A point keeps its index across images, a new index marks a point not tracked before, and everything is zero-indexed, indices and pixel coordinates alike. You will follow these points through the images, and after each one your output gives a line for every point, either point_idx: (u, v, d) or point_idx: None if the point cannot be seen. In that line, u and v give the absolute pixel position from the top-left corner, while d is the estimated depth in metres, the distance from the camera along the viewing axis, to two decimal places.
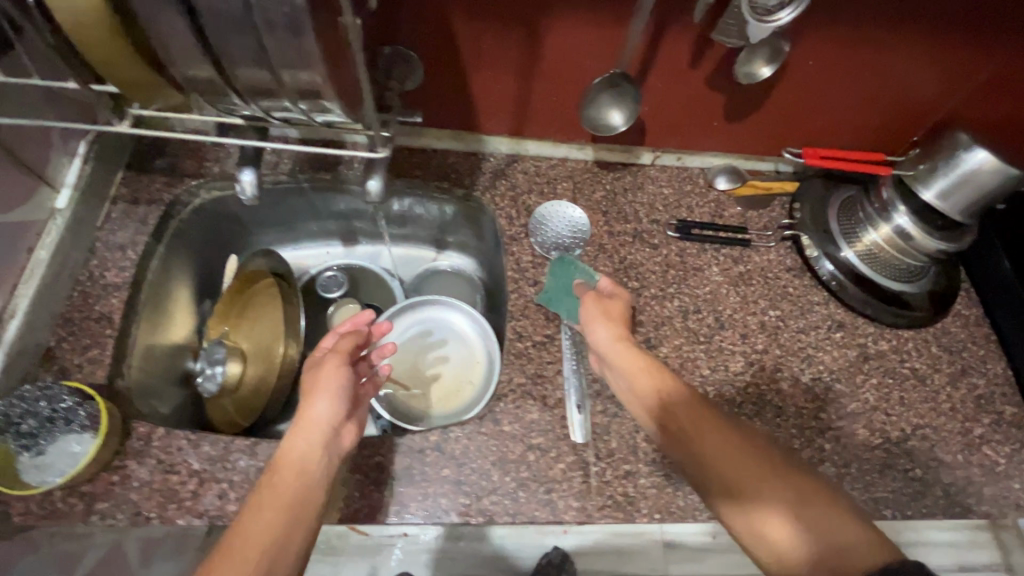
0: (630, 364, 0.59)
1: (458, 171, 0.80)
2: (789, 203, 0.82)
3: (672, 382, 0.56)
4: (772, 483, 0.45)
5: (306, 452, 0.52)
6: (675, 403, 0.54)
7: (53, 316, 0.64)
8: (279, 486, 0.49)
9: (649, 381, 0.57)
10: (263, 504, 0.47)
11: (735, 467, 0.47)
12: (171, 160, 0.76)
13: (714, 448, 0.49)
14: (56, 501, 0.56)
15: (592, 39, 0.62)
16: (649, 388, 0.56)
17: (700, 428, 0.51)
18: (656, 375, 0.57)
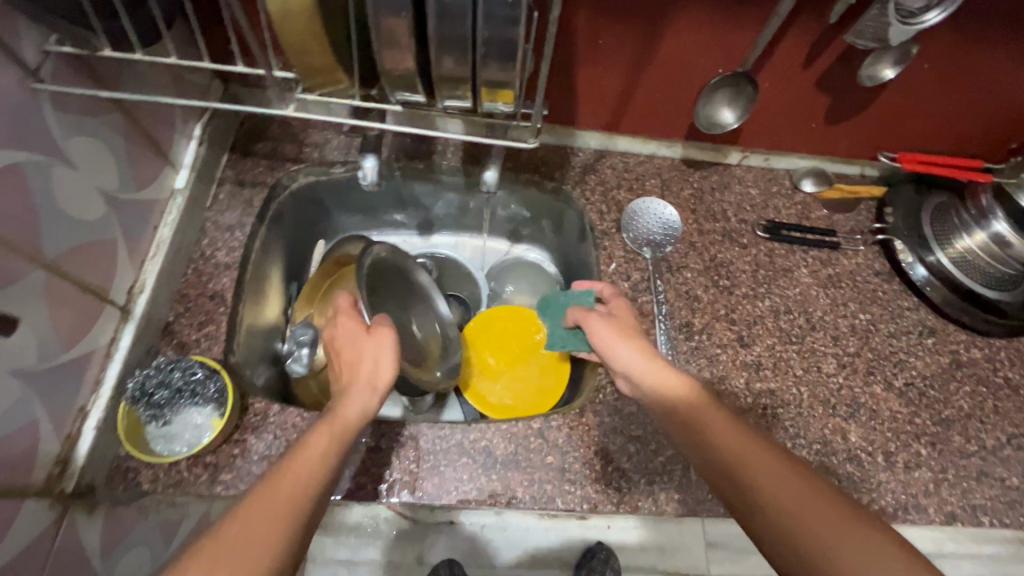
0: (662, 374, 0.53)
1: (549, 164, 0.81)
2: (877, 207, 0.82)
3: (706, 400, 0.50)
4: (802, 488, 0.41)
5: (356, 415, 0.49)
6: (699, 407, 0.50)
7: (172, 292, 0.66)
8: (310, 472, 0.42)
9: (678, 380, 0.53)
10: (275, 498, 0.39)
11: (776, 487, 0.41)
12: (272, 144, 0.77)
13: (738, 449, 0.45)
14: (181, 470, 0.58)
15: (711, 36, 0.63)
16: (673, 392, 0.52)
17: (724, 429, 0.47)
18: (679, 377, 0.53)
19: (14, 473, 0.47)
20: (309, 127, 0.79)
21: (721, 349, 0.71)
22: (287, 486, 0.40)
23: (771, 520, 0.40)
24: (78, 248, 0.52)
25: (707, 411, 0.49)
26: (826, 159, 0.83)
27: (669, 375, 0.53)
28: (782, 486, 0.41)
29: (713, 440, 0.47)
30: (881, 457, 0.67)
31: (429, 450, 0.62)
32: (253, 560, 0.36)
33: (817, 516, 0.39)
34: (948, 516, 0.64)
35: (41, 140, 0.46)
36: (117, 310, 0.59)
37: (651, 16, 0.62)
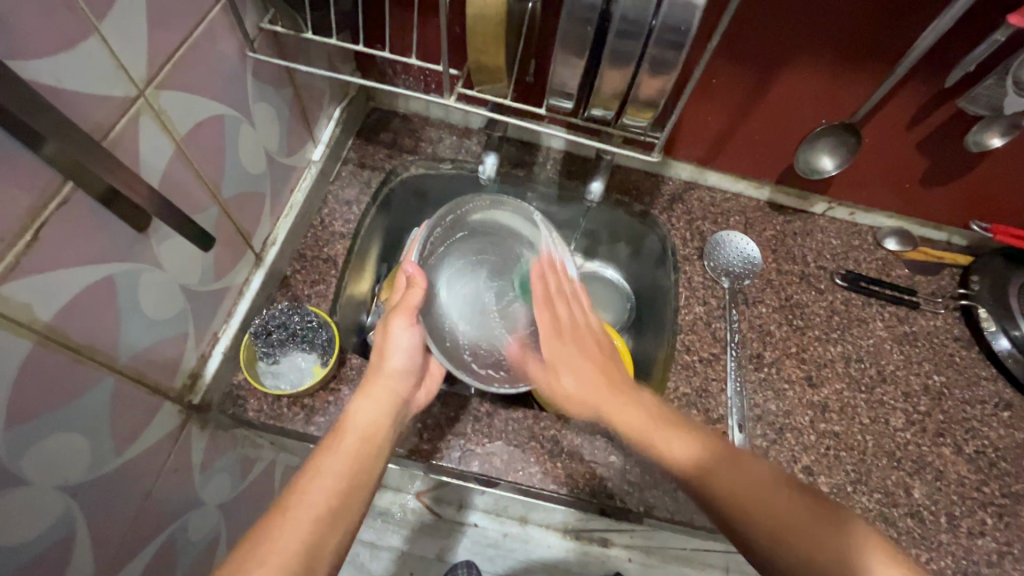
0: (593, 381, 0.56)
1: (639, 188, 0.86)
2: (962, 274, 0.82)
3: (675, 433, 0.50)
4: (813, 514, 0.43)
5: (365, 433, 0.53)
6: (712, 462, 0.48)
7: (293, 249, 0.74)
8: (345, 456, 0.50)
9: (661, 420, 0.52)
10: (321, 471, 0.48)
11: (736, 478, 0.46)
12: (393, 135, 0.85)
13: (739, 485, 0.46)
14: (283, 406, 0.65)
15: (820, 89, 0.68)
16: (676, 441, 0.50)
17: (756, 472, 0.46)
18: (666, 424, 0.51)
19: (165, 374, 0.54)
20: (427, 125, 0.87)
21: (789, 385, 0.73)
22: (295, 512, 0.45)
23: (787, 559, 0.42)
24: (241, 196, 0.60)
25: (718, 462, 0.48)
26: (913, 222, 0.85)
27: (663, 424, 0.52)
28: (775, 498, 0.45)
29: (714, 478, 0.47)
30: (944, 518, 0.66)
31: (502, 429, 0.67)
32: (288, 543, 0.43)
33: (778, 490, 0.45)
34: None
35: (240, 101, 0.55)
36: (253, 255, 0.67)
37: (767, 64, 0.67)
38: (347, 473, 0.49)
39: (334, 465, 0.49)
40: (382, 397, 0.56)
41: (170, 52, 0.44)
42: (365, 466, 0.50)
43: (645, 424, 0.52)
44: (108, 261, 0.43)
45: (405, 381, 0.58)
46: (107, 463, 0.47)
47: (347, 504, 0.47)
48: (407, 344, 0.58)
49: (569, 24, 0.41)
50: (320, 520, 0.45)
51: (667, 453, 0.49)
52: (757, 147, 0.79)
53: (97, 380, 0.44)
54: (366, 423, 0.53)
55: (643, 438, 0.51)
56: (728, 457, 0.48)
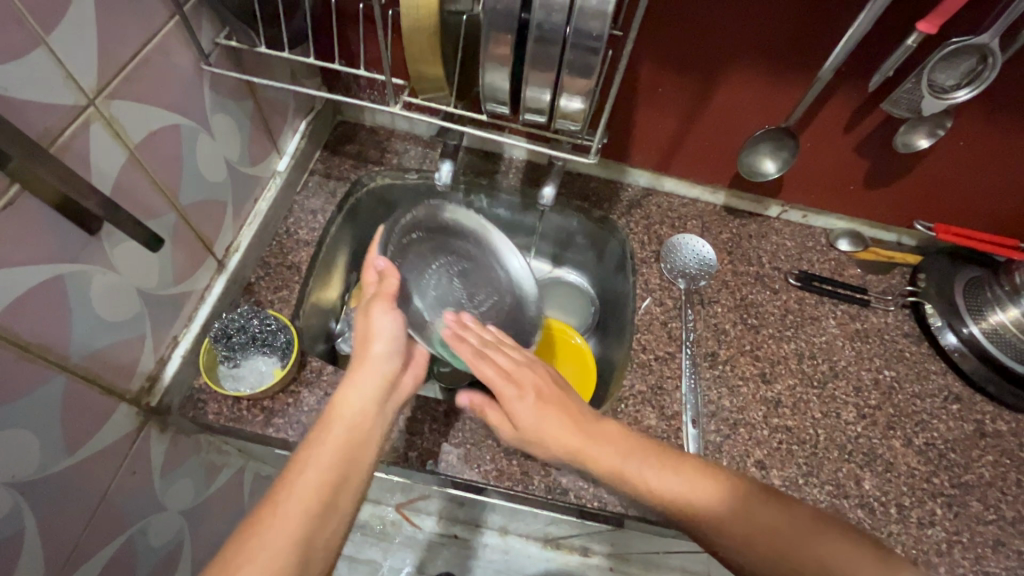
0: (559, 431, 0.54)
1: (599, 195, 0.88)
2: (911, 273, 0.85)
3: (653, 470, 0.51)
4: (814, 536, 0.45)
5: (354, 423, 0.51)
6: (698, 500, 0.48)
7: (258, 257, 0.76)
8: (332, 448, 0.48)
9: (659, 464, 0.51)
10: (308, 464, 0.47)
11: (736, 521, 0.47)
12: (359, 147, 0.88)
13: (732, 525, 0.47)
14: (243, 408, 0.66)
15: (759, 96, 0.71)
16: (666, 487, 0.49)
17: (742, 505, 0.48)
18: (640, 452, 0.52)
19: (121, 376, 0.55)
20: (392, 137, 0.90)
21: (743, 381, 0.75)
22: (284, 511, 0.43)
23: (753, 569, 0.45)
24: (201, 204, 0.63)
25: (712, 499, 0.48)
26: (863, 223, 0.88)
27: (656, 469, 0.51)
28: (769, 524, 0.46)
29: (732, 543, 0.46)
30: (894, 509, 0.68)
31: (459, 428, 0.68)
32: (278, 542, 0.41)
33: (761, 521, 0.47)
34: None
35: (198, 111, 0.58)
36: (215, 262, 0.68)
37: (706, 73, 0.70)
38: (337, 466, 0.47)
39: (321, 458, 0.47)
40: (371, 385, 0.54)
41: (124, 63, 0.47)
42: (354, 456, 0.49)
43: (618, 460, 0.52)
44: (57, 262, 0.45)
45: (393, 363, 0.56)
46: (58, 462, 0.48)
47: (336, 501, 0.46)
48: (393, 329, 0.57)
49: (491, 30, 0.44)
50: (311, 515, 0.44)
51: (662, 502, 0.49)
52: (707, 152, 0.82)
53: (47, 378, 0.46)
54: (354, 412, 0.52)
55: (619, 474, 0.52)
56: (744, 500, 0.48)
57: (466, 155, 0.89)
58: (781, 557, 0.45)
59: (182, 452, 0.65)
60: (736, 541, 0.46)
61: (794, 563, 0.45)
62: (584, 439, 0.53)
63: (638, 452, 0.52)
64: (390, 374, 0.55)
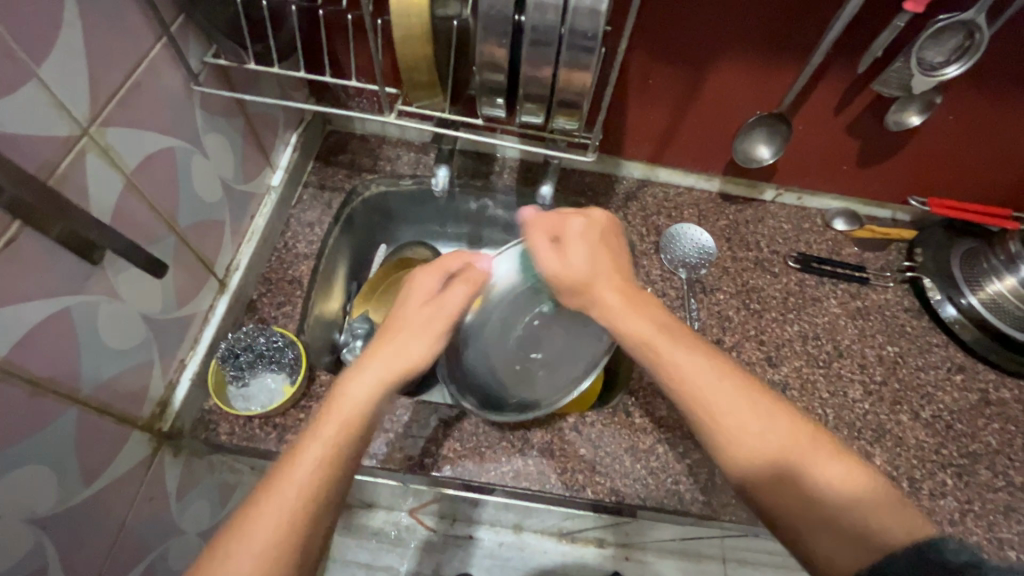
0: (637, 319, 0.53)
1: (595, 189, 0.89)
2: (908, 248, 0.86)
3: (728, 379, 0.49)
4: (889, 505, 0.43)
5: (355, 405, 0.48)
6: (781, 439, 0.46)
7: (258, 274, 0.76)
8: (325, 438, 0.46)
9: (733, 390, 0.49)
10: (295, 458, 0.44)
11: (784, 459, 0.46)
12: (352, 157, 0.88)
13: (773, 456, 0.46)
14: (255, 427, 0.65)
15: (750, 83, 0.71)
16: (729, 403, 0.48)
17: (830, 461, 0.45)
18: (733, 382, 0.49)
19: (132, 404, 0.55)
20: (384, 144, 0.90)
21: (750, 366, 0.76)
22: (263, 510, 0.42)
23: (806, 525, 0.44)
24: (199, 225, 0.62)
25: (797, 444, 0.46)
26: (857, 202, 0.88)
27: (729, 390, 0.48)
28: (824, 477, 0.45)
29: (785, 485, 0.45)
30: (906, 483, 0.69)
31: (473, 432, 0.68)
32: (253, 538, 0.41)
33: (819, 469, 0.45)
34: (974, 547, 0.65)
35: (190, 132, 0.57)
36: (217, 282, 0.68)
37: (697, 64, 0.70)
38: (328, 462, 0.45)
39: (311, 450, 0.45)
40: (385, 372, 0.50)
41: (116, 89, 0.46)
42: (343, 447, 0.46)
43: (651, 333, 0.52)
44: (63, 294, 0.44)
45: (416, 338, 0.52)
46: (77, 494, 0.48)
47: (314, 499, 0.43)
48: (445, 303, 0.55)
49: (486, 35, 0.44)
50: (289, 519, 0.42)
51: (741, 446, 0.47)
52: (701, 142, 0.82)
53: (60, 413, 0.45)
54: (356, 404, 0.48)
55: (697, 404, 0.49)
56: (808, 443, 0.46)
57: (460, 158, 0.89)
58: (832, 505, 0.44)
59: (195, 476, 0.65)
60: (804, 495, 0.45)
61: (855, 521, 0.42)
62: (660, 338, 0.52)
63: (716, 368, 0.50)
64: (417, 341, 0.52)
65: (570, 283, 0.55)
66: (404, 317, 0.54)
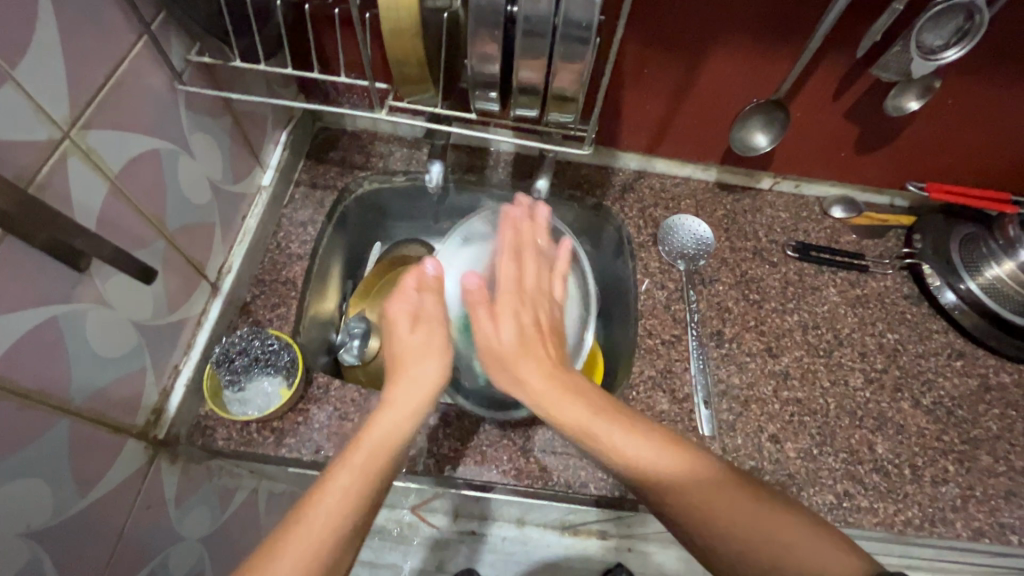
0: (578, 406, 0.50)
1: (591, 181, 0.88)
2: (907, 234, 0.85)
3: (663, 447, 0.47)
4: (821, 544, 0.42)
5: (385, 438, 0.50)
6: (691, 478, 0.46)
7: (251, 276, 0.75)
8: (360, 468, 0.47)
9: (656, 444, 0.47)
10: (330, 488, 0.45)
11: (726, 513, 0.44)
12: (343, 154, 0.86)
13: (717, 516, 0.44)
14: (252, 431, 0.65)
15: (747, 70, 0.70)
16: (654, 461, 0.46)
17: (770, 515, 0.44)
18: (636, 429, 0.48)
19: (125, 412, 0.54)
20: (376, 140, 0.88)
21: (751, 357, 0.75)
22: (293, 539, 0.42)
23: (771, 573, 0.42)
24: (188, 228, 0.61)
25: (713, 489, 0.45)
26: (856, 188, 0.87)
27: (656, 447, 0.47)
28: (766, 530, 0.43)
29: (735, 539, 0.43)
30: (908, 470, 0.69)
31: (474, 431, 0.68)
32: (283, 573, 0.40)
33: (759, 521, 0.44)
34: (976, 532, 0.65)
35: (176, 132, 0.56)
36: (209, 285, 0.67)
37: (693, 51, 0.69)
38: (356, 494, 0.45)
39: (345, 478, 0.46)
40: (409, 405, 0.53)
41: (97, 90, 0.45)
42: (377, 477, 0.47)
43: (586, 418, 0.49)
44: (49, 303, 0.43)
45: (430, 369, 0.55)
46: (72, 505, 0.47)
47: (349, 532, 0.44)
48: (428, 316, 0.58)
49: (478, 26, 0.43)
50: (322, 548, 0.42)
51: (660, 488, 0.46)
52: (698, 131, 0.81)
53: (51, 424, 0.44)
54: (387, 434, 0.50)
55: (625, 461, 0.47)
56: (723, 492, 0.45)
57: (453, 153, 0.88)
58: (781, 550, 0.42)
59: (194, 482, 0.64)
60: (754, 547, 0.43)
61: (779, 556, 0.42)
62: (597, 423, 0.49)
63: (638, 432, 0.48)
64: (429, 376, 0.55)
65: (499, 355, 0.55)
66: (401, 339, 0.57)
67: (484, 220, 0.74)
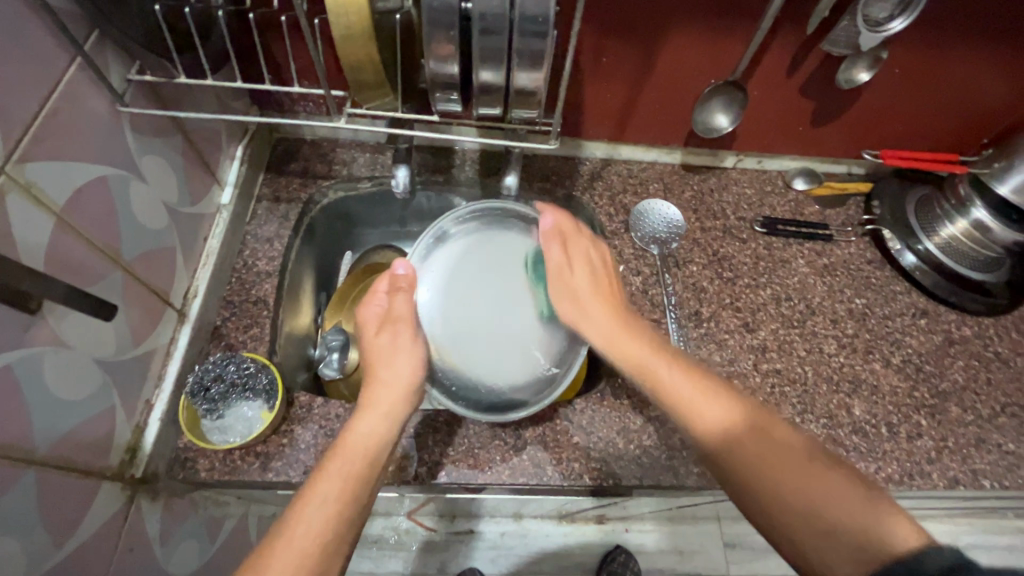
0: (629, 343, 0.57)
1: (559, 173, 0.87)
2: (865, 201, 0.88)
3: (712, 391, 0.51)
4: (859, 500, 0.43)
5: (365, 440, 0.53)
6: (739, 417, 0.49)
7: (219, 298, 0.72)
8: (343, 470, 0.49)
9: (707, 389, 0.51)
10: (313, 495, 0.47)
11: (768, 468, 0.46)
12: (304, 164, 0.84)
13: (757, 459, 0.46)
14: (236, 458, 0.62)
15: (702, 52, 0.71)
16: (701, 403, 0.50)
17: (817, 471, 0.45)
18: (695, 381, 0.52)
19: (97, 453, 0.52)
20: (337, 148, 0.86)
21: (729, 334, 0.77)
22: (277, 552, 0.43)
23: (794, 528, 0.43)
24: (147, 256, 0.58)
25: (761, 434, 0.48)
26: (815, 159, 0.90)
27: (693, 390, 0.51)
28: (813, 490, 0.44)
29: (774, 484, 0.45)
30: (885, 428, 0.71)
31: (464, 434, 0.67)
32: None
33: (795, 471, 0.45)
34: (951, 481, 0.69)
35: (123, 156, 0.53)
36: (175, 312, 0.64)
37: (649, 37, 0.69)
38: (340, 497, 0.47)
39: (326, 483, 0.48)
40: (383, 409, 0.56)
41: (30, 119, 0.42)
42: (358, 478, 0.49)
43: (648, 358, 0.55)
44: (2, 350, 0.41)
45: (405, 372, 0.58)
46: (48, 559, 0.45)
47: (336, 537, 0.45)
48: (396, 317, 0.59)
49: (433, 28, 0.42)
50: (310, 554, 0.43)
51: (700, 421, 0.49)
52: (660, 115, 0.82)
53: (15, 478, 0.42)
54: (361, 440, 0.52)
55: (682, 414, 0.50)
56: (782, 444, 0.47)
57: (418, 155, 0.87)
58: (815, 507, 0.43)
59: (178, 518, 0.61)
60: (782, 492, 0.44)
61: (833, 522, 0.42)
62: (659, 364, 0.54)
63: (682, 375, 0.52)
64: (405, 380, 0.57)
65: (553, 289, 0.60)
66: (369, 342, 0.60)
67: (456, 219, 0.64)
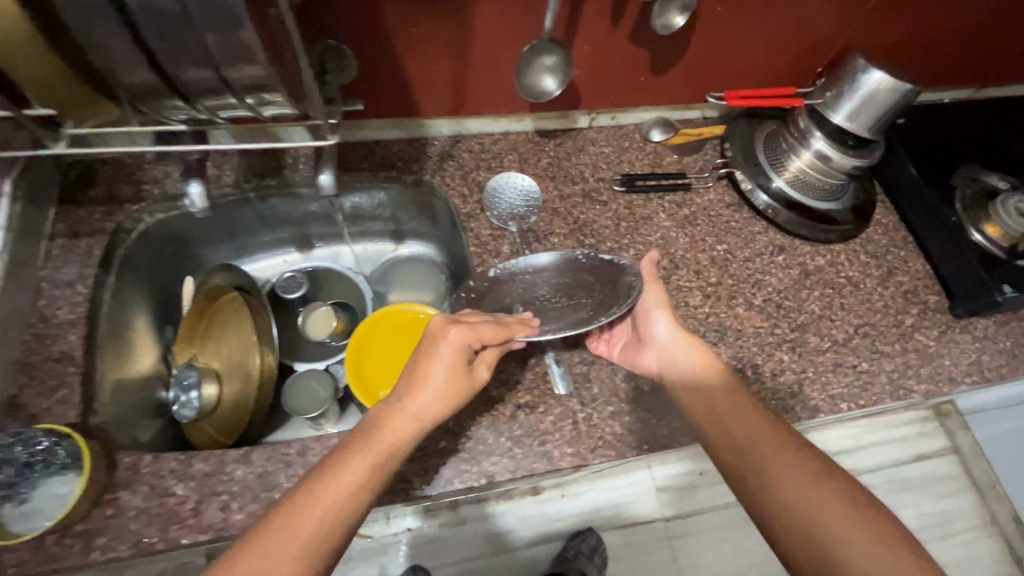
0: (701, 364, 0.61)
1: (404, 158, 0.81)
2: (720, 144, 0.87)
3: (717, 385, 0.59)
4: (845, 513, 0.46)
5: (397, 435, 0.53)
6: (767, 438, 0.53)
7: (11, 363, 0.62)
8: (360, 455, 0.50)
9: (740, 409, 0.56)
10: (342, 466, 0.49)
11: (772, 460, 0.51)
12: (106, 188, 0.73)
13: (762, 456, 0.51)
14: (50, 545, 0.55)
15: (515, 8, 0.66)
16: (740, 423, 0.55)
17: (818, 488, 0.48)
18: (767, 424, 0.54)
19: None
20: (146, 164, 0.75)
21: None
22: (301, 511, 0.46)
23: (793, 523, 0.47)
24: None
25: (776, 451, 0.52)
26: (667, 108, 0.88)
27: (742, 411, 0.56)
28: (796, 493, 0.48)
29: (778, 485, 0.49)
30: (751, 371, 0.73)
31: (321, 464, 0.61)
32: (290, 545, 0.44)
33: (797, 473, 0.49)
34: (813, 410, 0.71)
35: None
36: None
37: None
38: (362, 483, 0.49)
39: (350, 466, 0.50)
40: (418, 412, 0.54)
41: None
42: (379, 470, 0.50)
43: (717, 412, 0.57)
44: None
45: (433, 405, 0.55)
46: None
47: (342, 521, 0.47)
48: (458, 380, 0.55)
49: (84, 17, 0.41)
50: (317, 538, 0.45)
51: (714, 401, 0.58)
52: (496, 82, 0.76)
53: None
54: (394, 435, 0.53)
55: (687, 384, 0.61)
56: (788, 454, 0.51)
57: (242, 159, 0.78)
58: (805, 516, 0.47)
59: None
60: (799, 507, 0.47)
61: (821, 533, 0.46)
62: (724, 402, 0.58)
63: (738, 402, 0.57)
64: (434, 410, 0.55)
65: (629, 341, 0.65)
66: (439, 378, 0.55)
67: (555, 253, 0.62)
